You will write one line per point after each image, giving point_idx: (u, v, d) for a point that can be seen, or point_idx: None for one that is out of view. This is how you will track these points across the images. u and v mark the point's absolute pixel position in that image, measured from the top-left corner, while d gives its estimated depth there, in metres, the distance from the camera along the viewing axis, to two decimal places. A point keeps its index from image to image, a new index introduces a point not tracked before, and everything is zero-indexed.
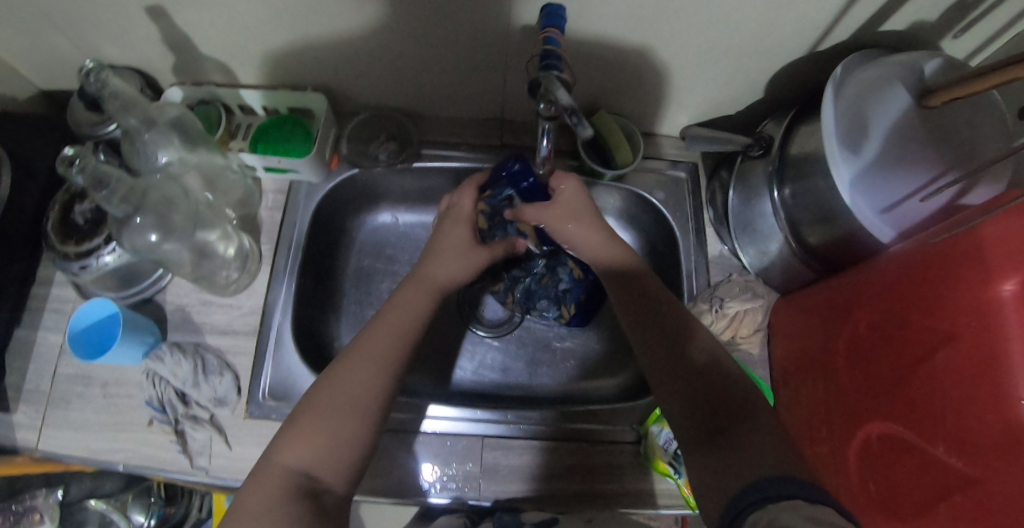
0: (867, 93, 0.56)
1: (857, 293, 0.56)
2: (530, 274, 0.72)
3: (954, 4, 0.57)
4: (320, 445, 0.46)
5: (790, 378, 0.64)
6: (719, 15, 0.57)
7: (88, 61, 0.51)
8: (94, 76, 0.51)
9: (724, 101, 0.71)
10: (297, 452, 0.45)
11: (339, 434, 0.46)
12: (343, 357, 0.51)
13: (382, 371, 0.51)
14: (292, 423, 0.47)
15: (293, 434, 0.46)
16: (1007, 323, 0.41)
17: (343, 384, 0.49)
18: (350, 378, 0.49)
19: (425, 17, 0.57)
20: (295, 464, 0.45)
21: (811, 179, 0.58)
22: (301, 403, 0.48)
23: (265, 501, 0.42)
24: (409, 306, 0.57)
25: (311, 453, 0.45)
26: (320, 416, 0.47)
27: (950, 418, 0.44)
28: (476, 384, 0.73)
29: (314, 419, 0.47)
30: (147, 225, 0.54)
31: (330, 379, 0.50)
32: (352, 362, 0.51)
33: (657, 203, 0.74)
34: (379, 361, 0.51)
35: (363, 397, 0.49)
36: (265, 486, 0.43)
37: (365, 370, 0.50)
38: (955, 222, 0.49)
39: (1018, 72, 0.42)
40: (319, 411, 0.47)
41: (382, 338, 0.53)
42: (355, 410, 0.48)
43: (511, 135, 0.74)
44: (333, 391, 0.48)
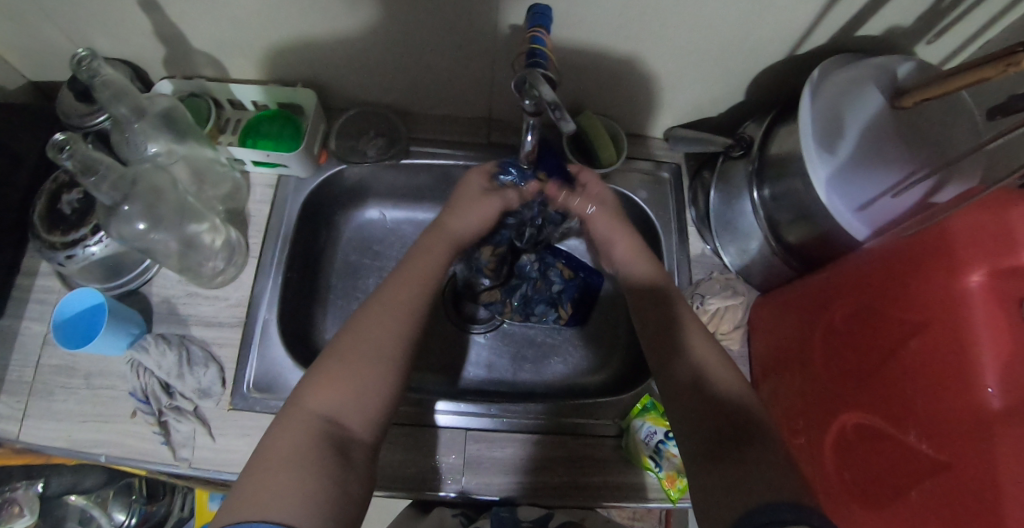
0: (843, 95, 0.58)
1: (831, 287, 0.58)
2: (526, 279, 0.74)
3: (926, 10, 0.59)
4: (344, 394, 0.47)
5: (767, 373, 0.65)
6: (702, 17, 0.59)
7: (80, 50, 0.51)
8: (86, 66, 0.51)
9: (708, 102, 0.73)
10: (325, 398, 0.46)
11: (366, 380, 0.48)
12: (363, 313, 0.53)
13: (404, 322, 0.52)
14: (314, 373, 0.48)
15: (319, 380, 0.47)
16: (974, 311, 0.43)
17: (369, 332, 0.50)
18: (376, 327, 0.51)
19: (415, 13, 0.58)
20: (322, 409, 0.46)
21: (790, 178, 0.60)
22: (328, 351, 0.50)
23: (290, 449, 0.42)
24: (428, 263, 0.58)
25: (338, 399, 0.46)
26: (345, 368, 0.48)
27: (920, 406, 0.46)
28: (489, 382, 0.74)
29: (342, 369, 0.48)
30: (135, 213, 0.54)
31: (356, 330, 0.51)
32: (377, 313, 0.52)
33: (642, 202, 0.75)
34: (398, 315, 0.52)
35: (393, 347, 0.50)
36: (292, 431, 0.44)
37: (386, 323, 0.51)
38: (924, 218, 0.51)
39: (985, 72, 0.45)
40: (346, 358, 0.49)
41: (406, 291, 0.55)
42: (383, 355, 0.49)
43: (499, 133, 0.75)
44: (361, 337, 0.50)
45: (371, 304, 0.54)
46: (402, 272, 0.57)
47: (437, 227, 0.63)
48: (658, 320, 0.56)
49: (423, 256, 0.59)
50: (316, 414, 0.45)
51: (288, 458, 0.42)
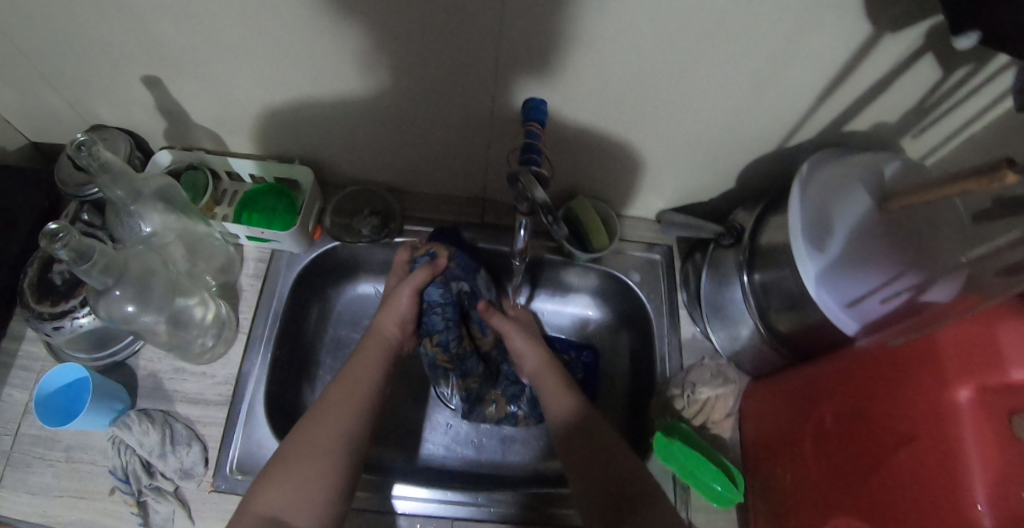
0: (831, 193, 0.59)
1: (823, 385, 0.56)
2: (524, 383, 0.72)
3: (911, 108, 0.61)
4: (287, 495, 0.51)
5: (759, 465, 0.63)
6: (693, 108, 0.60)
7: (81, 136, 0.51)
8: (86, 150, 0.51)
9: (698, 188, 0.74)
10: (271, 501, 0.50)
11: (305, 483, 0.52)
12: (316, 409, 0.57)
13: (350, 418, 0.57)
14: (267, 474, 0.52)
15: (266, 484, 0.51)
16: (964, 428, 0.42)
17: (316, 434, 0.54)
18: (319, 426, 0.55)
19: (414, 94, 0.59)
20: (266, 511, 0.50)
21: (778, 267, 0.61)
22: (277, 453, 0.54)
23: None
24: (368, 364, 0.62)
25: (281, 502, 0.50)
26: (294, 467, 0.52)
27: (909, 519, 0.44)
28: (466, 466, 0.73)
29: (296, 467, 0.52)
30: (126, 296, 0.54)
31: (301, 432, 0.55)
32: (320, 413, 0.56)
33: (632, 284, 0.76)
34: (346, 413, 0.57)
35: (339, 441, 0.55)
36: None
37: (331, 422, 0.56)
38: (915, 324, 0.50)
39: (969, 185, 0.46)
40: (292, 457, 0.53)
41: (351, 392, 0.59)
42: (323, 455, 0.53)
43: (492, 214, 0.77)
44: (303, 443, 0.54)
45: (318, 404, 0.58)
46: (343, 376, 0.60)
47: (371, 332, 0.65)
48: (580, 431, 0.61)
49: (360, 361, 0.62)
50: (258, 516, 0.50)
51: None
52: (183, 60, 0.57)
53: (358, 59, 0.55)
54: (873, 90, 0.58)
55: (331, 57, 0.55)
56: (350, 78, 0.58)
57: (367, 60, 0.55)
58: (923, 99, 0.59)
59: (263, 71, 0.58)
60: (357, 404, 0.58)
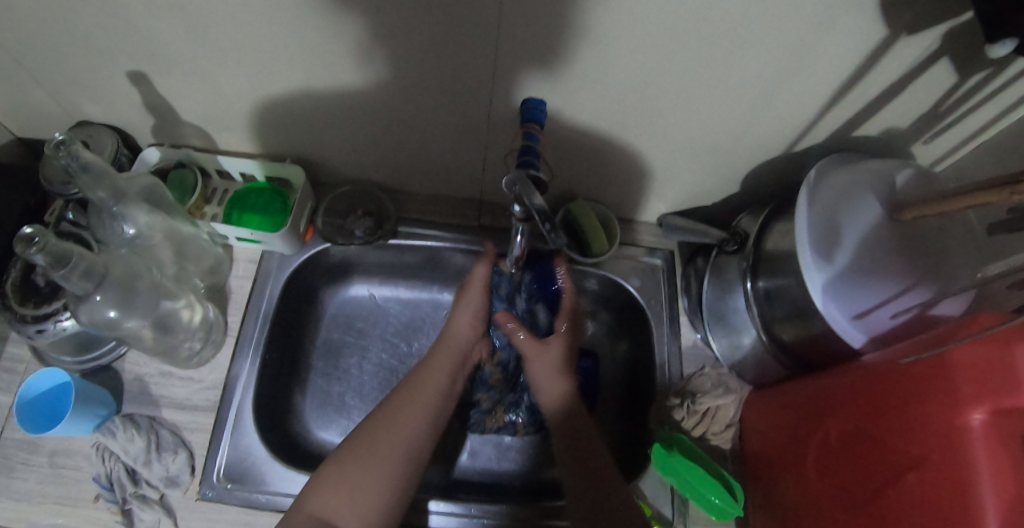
0: (839, 201, 0.56)
1: (828, 399, 0.54)
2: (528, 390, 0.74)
3: (923, 113, 0.58)
4: (344, 498, 0.51)
5: (760, 477, 0.62)
6: (700, 110, 0.58)
7: (59, 136, 0.49)
8: (66, 150, 0.49)
9: (702, 192, 0.72)
10: (326, 503, 0.51)
11: (363, 487, 0.52)
12: (387, 409, 0.58)
13: (413, 425, 0.57)
14: (329, 474, 0.53)
15: (326, 485, 0.52)
16: (977, 453, 0.40)
17: (379, 440, 0.55)
18: (386, 428, 0.56)
19: (412, 91, 0.57)
20: (321, 512, 0.51)
21: (783, 275, 0.59)
22: (342, 452, 0.55)
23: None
24: (435, 373, 0.62)
25: (337, 504, 0.51)
26: (355, 469, 0.53)
27: None
28: (459, 473, 0.71)
29: (353, 470, 0.53)
30: (108, 301, 0.52)
31: (368, 435, 0.56)
32: (388, 416, 0.57)
33: (633, 289, 0.74)
34: (414, 417, 0.58)
35: (406, 446, 0.56)
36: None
37: (403, 426, 0.57)
38: (925, 341, 0.48)
39: (987, 198, 0.43)
40: (353, 458, 0.54)
41: (416, 400, 0.59)
42: (383, 461, 0.54)
43: (489, 216, 0.74)
44: (366, 446, 0.55)
45: (384, 405, 0.59)
46: (413, 377, 0.61)
47: (447, 336, 0.65)
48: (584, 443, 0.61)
49: (433, 364, 0.63)
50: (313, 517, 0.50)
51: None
52: (169, 55, 0.55)
53: (352, 54, 0.52)
54: (886, 94, 0.55)
55: (325, 51, 0.52)
56: (344, 74, 0.55)
57: (362, 55, 0.53)
58: (936, 104, 0.57)
59: (255, 67, 0.55)
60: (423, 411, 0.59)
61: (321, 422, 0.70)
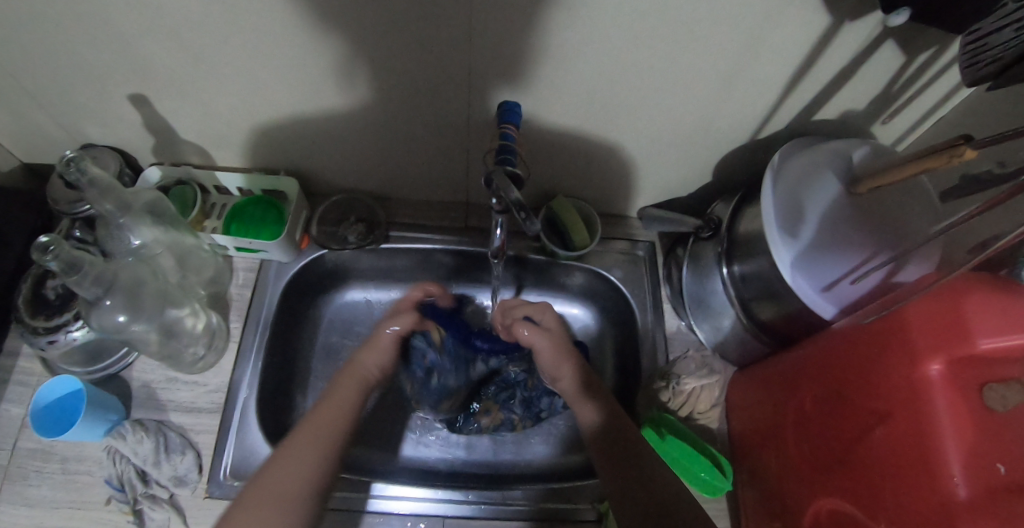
0: (800, 182, 0.60)
1: (803, 370, 0.57)
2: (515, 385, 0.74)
3: (877, 95, 0.62)
4: None
5: (745, 453, 0.64)
6: (666, 104, 0.62)
7: (70, 153, 0.53)
8: (75, 165, 0.53)
9: (676, 183, 0.76)
10: None
11: (266, 521, 0.48)
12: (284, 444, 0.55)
13: (308, 462, 0.53)
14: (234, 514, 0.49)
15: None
16: (936, 402, 0.42)
17: (273, 481, 0.51)
18: (275, 469, 0.52)
19: (394, 101, 0.61)
20: None
21: (754, 256, 0.62)
22: (243, 494, 0.50)
23: None
24: (338, 403, 0.60)
25: None
26: (256, 506, 0.49)
27: (888, 495, 0.44)
28: (456, 466, 0.74)
29: (257, 507, 0.49)
30: (117, 306, 0.56)
31: (265, 477, 0.52)
32: (277, 458, 0.53)
33: (616, 281, 0.77)
34: (314, 448, 0.54)
35: (306, 479, 0.52)
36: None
37: (300, 459, 0.53)
38: (886, 303, 0.51)
39: (930, 162, 0.46)
40: (253, 496, 0.50)
41: (312, 434, 0.55)
42: (290, 492, 0.51)
43: (476, 217, 0.79)
44: (271, 481, 0.51)
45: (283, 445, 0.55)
46: (320, 407, 0.59)
47: (352, 367, 0.64)
48: (638, 470, 0.56)
49: (336, 396, 0.60)
50: None
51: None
52: (169, 78, 0.59)
53: (340, 70, 0.56)
54: (838, 79, 0.59)
55: (309, 69, 0.56)
56: (331, 90, 0.59)
57: (346, 71, 0.56)
58: (887, 86, 0.61)
59: (248, 86, 0.59)
60: (314, 441, 0.55)
61: None
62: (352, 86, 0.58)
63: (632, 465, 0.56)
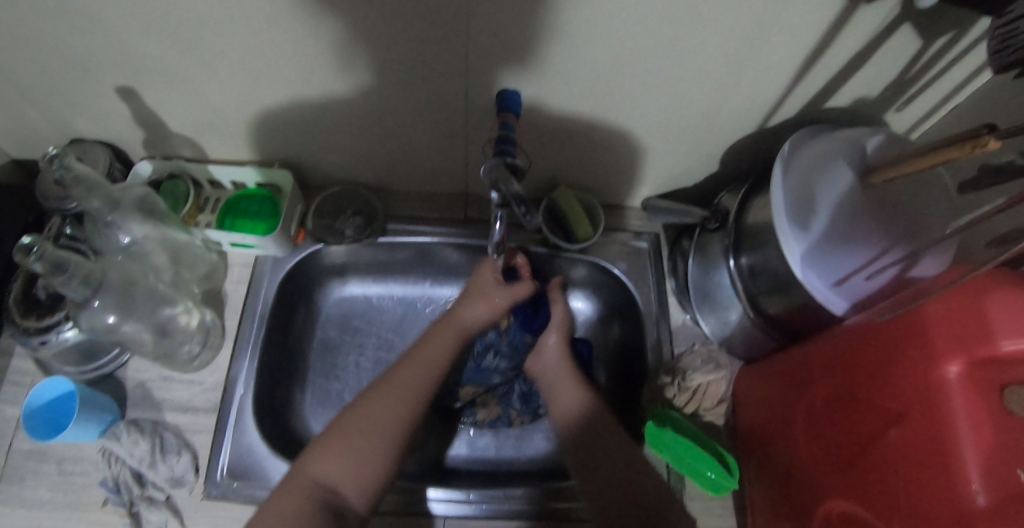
0: (812, 171, 0.57)
1: (816, 365, 0.55)
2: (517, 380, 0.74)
3: (892, 81, 0.60)
4: (342, 466, 0.52)
5: (752, 449, 0.63)
6: (673, 91, 0.59)
7: (52, 150, 0.52)
8: (58, 161, 0.52)
9: (682, 173, 0.73)
10: (324, 468, 0.52)
11: (359, 454, 0.53)
12: (380, 386, 0.59)
13: (396, 412, 0.57)
14: (319, 444, 0.54)
15: (322, 453, 0.53)
16: (953, 406, 0.40)
17: (365, 420, 0.55)
18: (366, 412, 0.56)
19: (390, 89, 0.59)
20: (320, 477, 0.52)
21: (763, 248, 0.60)
22: (334, 430, 0.55)
23: (291, 508, 0.49)
24: (433, 351, 0.62)
25: (334, 470, 0.52)
26: (352, 441, 0.54)
27: (901, 499, 0.43)
28: (458, 462, 0.73)
29: (347, 443, 0.54)
30: (107, 307, 0.54)
31: (355, 417, 0.56)
32: (370, 402, 0.57)
33: (620, 274, 0.75)
34: (405, 394, 0.58)
35: (394, 426, 0.56)
36: (293, 499, 0.50)
37: (390, 404, 0.57)
38: (903, 299, 0.49)
39: (951, 153, 0.44)
40: (340, 436, 0.54)
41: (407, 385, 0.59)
42: (378, 434, 0.55)
43: (476, 209, 0.76)
44: (367, 416, 0.56)
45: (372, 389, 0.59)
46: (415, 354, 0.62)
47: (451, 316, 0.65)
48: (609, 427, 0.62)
49: (434, 344, 0.63)
50: (311, 480, 0.52)
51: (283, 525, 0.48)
52: (155, 69, 0.57)
53: (333, 58, 0.54)
54: (853, 63, 0.57)
55: (302, 57, 0.54)
56: (325, 77, 0.57)
57: (340, 58, 0.54)
58: (903, 71, 0.58)
59: (238, 76, 0.57)
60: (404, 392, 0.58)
61: (320, 420, 0.72)
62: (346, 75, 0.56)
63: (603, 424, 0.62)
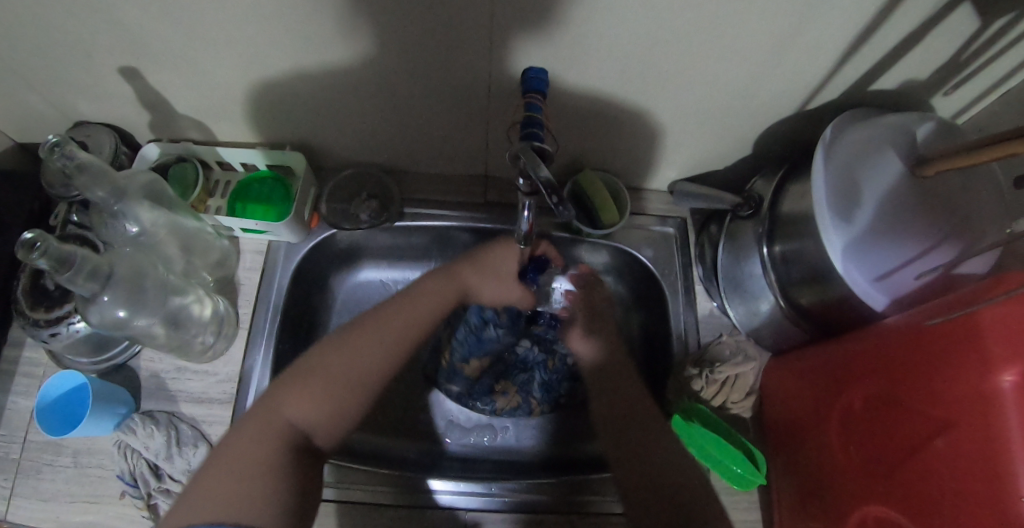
0: (857, 159, 0.54)
1: (849, 365, 0.53)
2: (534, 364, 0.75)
3: (946, 63, 0.55)
4: (316, 406, 0.54)
5: (780, 445, 0.62)
6: (711, 69, 0.55)
7: (53, 137, 0.49)
8: (60, 150, 0.49)
9: (712, 156, 0.70)
10: (299, 409, 0.53)
11: (331, 396, 0.54)
12: (358, 327, 0.59)
13: (382, 362, 0.58)
14: (289, 381, 0.54)
15: (297, 392, 0.53)
16: (1009, 417, 0.39)
17: (343, 363, 0.56)
18: (345, 359, 0.56)
19: (409, 66, 0.55)
20: (294, 417, 0.53)
21: (801, 239, 0.57)
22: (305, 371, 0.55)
23: (262, 459, 0.49)
24: (422, 307, 0.63)
25: (304, 408, 0.53)
26: (326, 383, 0.55)
27: (948, 509, 0.42)
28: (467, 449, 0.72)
29: (320, 385, 0.54)
30: (116, 302, 0.52)
31: (329, 362, 0.56)
32: (347, 348, 0.57)
33: (647, 261, 0.72)
34: (382, 345, 0.59)
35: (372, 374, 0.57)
36: (260, 430, 0.51)
37: (370, 349, 0.58)
38: (950, 302, 0.47)
39: (1016, 147, 0.40)
40: (317, 378, 0.55)
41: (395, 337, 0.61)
42: (354, 385, 0.56)
43: (496, 192, 0.73)
44: (341, 356, 0.56)
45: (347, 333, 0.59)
46: (407, 303, 0.62)
47: (455, 275, 0.66)
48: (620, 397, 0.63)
49: (427, 299, 0.63)
50: (283, 420, 0.52)
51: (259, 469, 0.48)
52: (156, 47, 0.53)
53: (348, 32, 0.50)
54: (907, 43, 0.52)
55: (313, 32, 0.50)
56: (338, 54, 0.53)
57: (358, 31, 0.50)
58: (959, 52, 0.54)
59: (244, 53, 0.53)
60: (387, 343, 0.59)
61: None
62: (360, 50, 0.52)
63: (613, 391, 0.64)
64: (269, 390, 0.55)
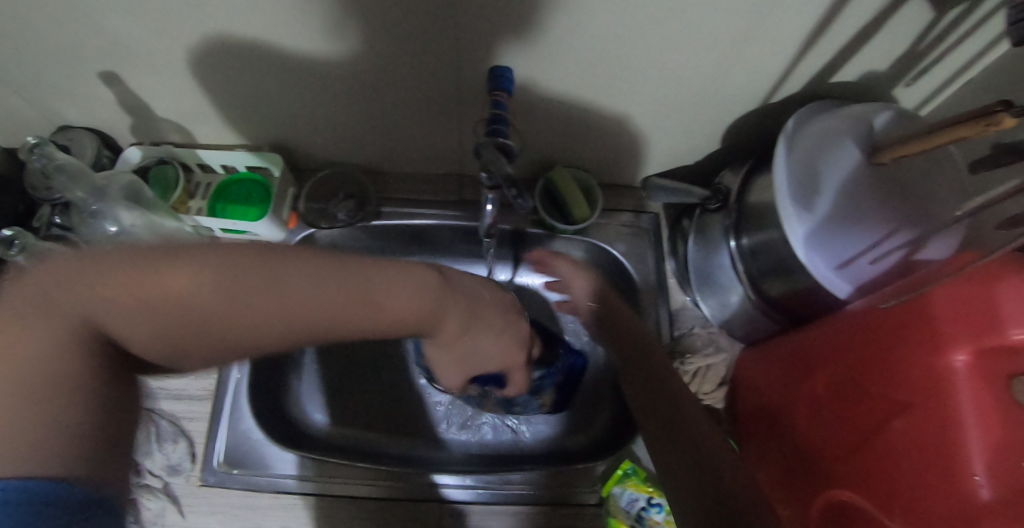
0: (818, 149, 0.55)
1: (813, 351, 0.54)
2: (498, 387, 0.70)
3: (902, 54, 0.57)
4: (145, 330, 0.36)
5: (751, 434, 0.62)
6: (673, 66, 0.57)
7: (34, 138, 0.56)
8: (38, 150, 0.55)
9: (683, 151, 0.71)
10: (130, 326, 0.36)
11: (175, 335, 0.37)
12: (306, 278, 0.40)
13: (276, 328, 0.39)
14: (151, 271, 0.35)
15: (138, 282, 0.35)
16: (960, 395, 0.40)
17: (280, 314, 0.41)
18: (215, 296, 0.37)
19: (379, 66, 0.56)
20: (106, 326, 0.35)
21: (766, 229, 0.58)
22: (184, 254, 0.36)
23: (45, 340, 0.33)
24: (390, 300, 0.45)
25: (134, 325, 0.36)
26: (193, 317, 0.37)
27: (903, 488, 0.43)
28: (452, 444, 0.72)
29: (165, 316, 0.36)
30: None
31: (199, 278, 0.37)
32: (229, 271, 0.37)
33: (619, 255, 0.73)
34: (297, 319, 0.39)
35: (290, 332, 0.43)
36: (52, 322, 0.33)
37: (265, 315, 0.38)
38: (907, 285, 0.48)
39: (964, 131, 0.41)
40: (172, 286, 0.36)
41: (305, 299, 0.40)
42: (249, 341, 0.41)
43: (471, 190, 0.75)
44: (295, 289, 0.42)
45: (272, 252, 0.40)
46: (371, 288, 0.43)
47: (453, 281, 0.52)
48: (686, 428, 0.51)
49: (395, 292, 0.45)
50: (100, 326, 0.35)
51: (19, 399, 0.32)
52: (134, 52, 0.55)
53: (317, 34, 0.51)
54: (862, 36, 0.54)
55: (284, 34, 0.52)
56: (310, 55, 0.55)
57: (327, 32, 0.51)
58: (914, 44, 0.55)
59: (219, 56, 0.55)
60: (314, 283, 0.41)
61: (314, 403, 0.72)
62: (331, 50, 0.54)
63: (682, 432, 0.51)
64: (123, 265, 0.35)
